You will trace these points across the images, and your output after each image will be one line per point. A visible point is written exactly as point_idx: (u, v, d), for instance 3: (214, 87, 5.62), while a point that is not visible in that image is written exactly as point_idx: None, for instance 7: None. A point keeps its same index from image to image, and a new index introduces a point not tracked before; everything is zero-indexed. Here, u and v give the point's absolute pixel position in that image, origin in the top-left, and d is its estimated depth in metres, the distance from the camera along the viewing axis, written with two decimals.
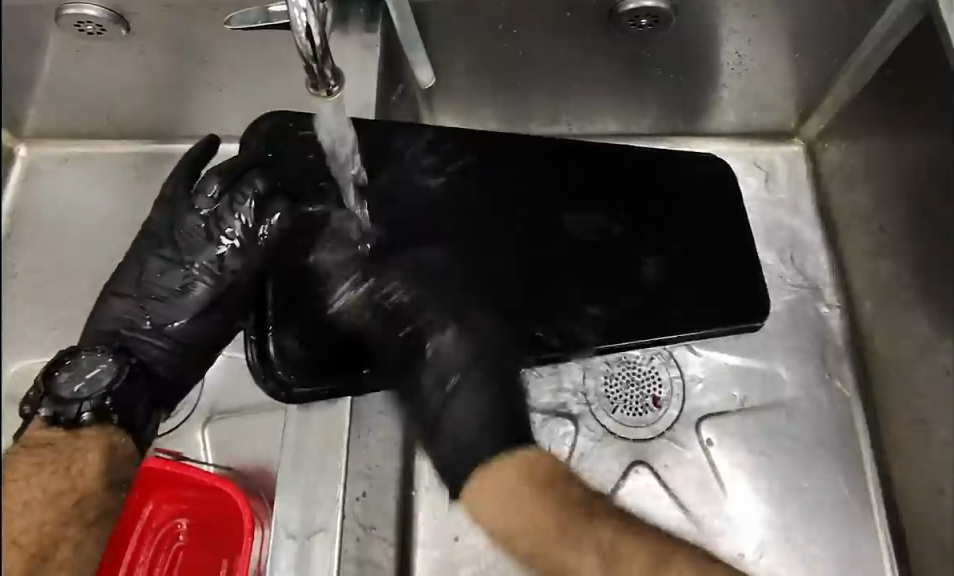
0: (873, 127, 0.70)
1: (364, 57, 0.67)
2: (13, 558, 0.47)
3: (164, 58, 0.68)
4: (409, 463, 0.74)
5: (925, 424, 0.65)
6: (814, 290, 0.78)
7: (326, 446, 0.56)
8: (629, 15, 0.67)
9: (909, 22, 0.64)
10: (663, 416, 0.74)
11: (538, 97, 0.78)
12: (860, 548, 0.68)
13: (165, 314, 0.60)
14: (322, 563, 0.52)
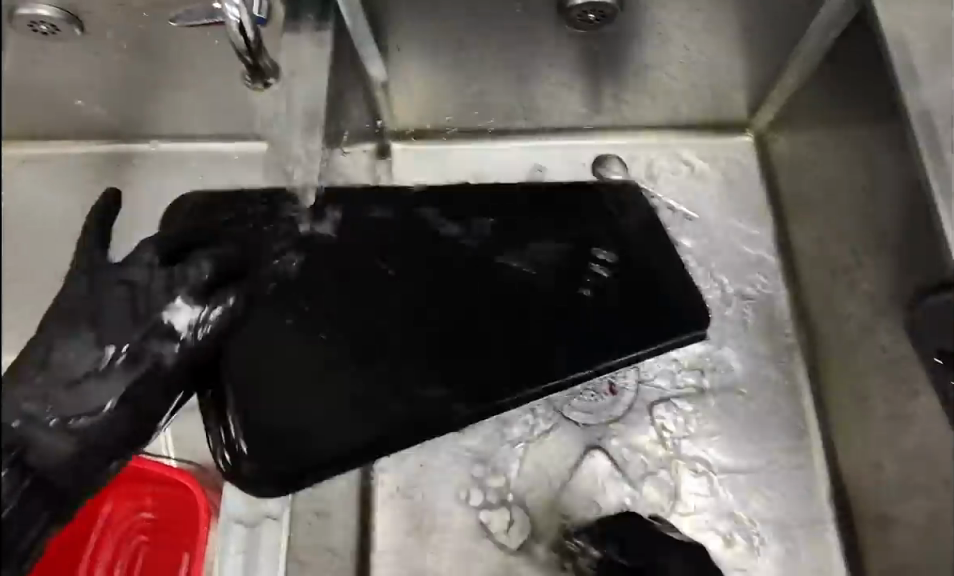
0: (816, 118, 0.75)
1: (317, 55, 0.64)
2: None
3: (120, 57, 0.70)
4: None
5: (866, 399, 0.66)
6: (762, 278, 0.82)
7: None
8: (575, 15, 0.71)
9: (846, 15, 0.69)
10: (618, 401, 0.77)
11: (500, 93, 0.82)
12: (804, 520, 0.72)
13: (71, 402, 0.37)
14: (268, 550, 0.50)
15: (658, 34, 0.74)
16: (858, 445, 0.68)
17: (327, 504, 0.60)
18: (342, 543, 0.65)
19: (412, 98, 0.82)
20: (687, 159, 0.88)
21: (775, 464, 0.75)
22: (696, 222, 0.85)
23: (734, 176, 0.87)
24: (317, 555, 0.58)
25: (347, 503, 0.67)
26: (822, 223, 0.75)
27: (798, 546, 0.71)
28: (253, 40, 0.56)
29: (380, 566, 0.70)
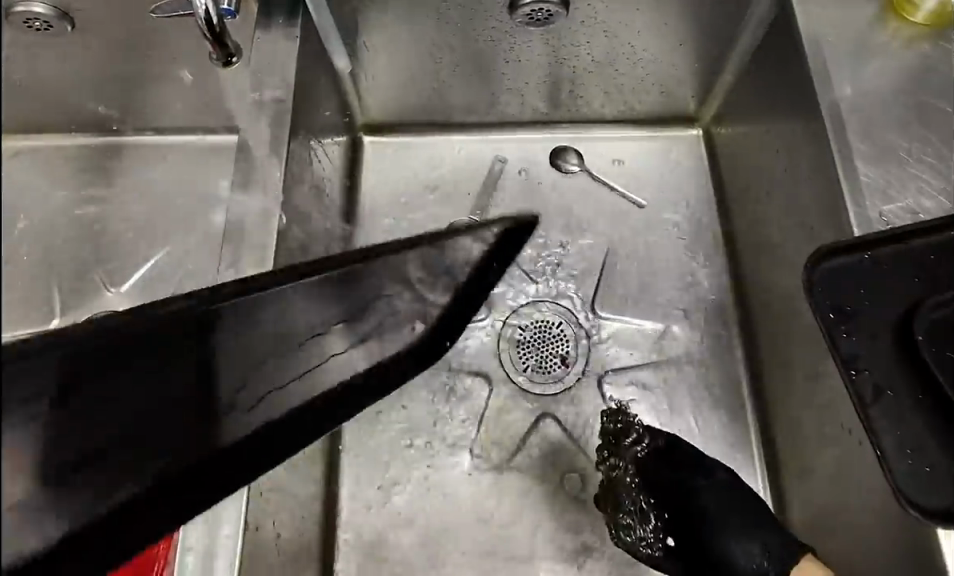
0: (751, 110, 0.81)
1: (286, 49, 0.70)
2: None
3: (109, 52, 0.76)
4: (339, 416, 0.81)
5: (789, 363, 0.73)
6: (706, 259, 0.89)
7: None
8: (523, 14, 0.77)
9: (773, 15, 0.75)
10: (570, 372, 0.84)
11: (462, 87, 0.88)
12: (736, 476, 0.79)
13: None
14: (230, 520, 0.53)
15: (606, 30, 0.80)
16: (784, 404, 0.74)
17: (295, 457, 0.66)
18: (311, 494, 0.72)
19: (380, 93, 0.88)
20: (638, 150, 0.95)
21: (710, 430, 0.81)
22: (645, 208, 0.92)
23: (682, 167, 0.94)
24: (290, 496, 0.66)
25: (314, 462, 0.73)
26: (755, 206, 0.81)
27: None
28: (217, 24, 0.61)
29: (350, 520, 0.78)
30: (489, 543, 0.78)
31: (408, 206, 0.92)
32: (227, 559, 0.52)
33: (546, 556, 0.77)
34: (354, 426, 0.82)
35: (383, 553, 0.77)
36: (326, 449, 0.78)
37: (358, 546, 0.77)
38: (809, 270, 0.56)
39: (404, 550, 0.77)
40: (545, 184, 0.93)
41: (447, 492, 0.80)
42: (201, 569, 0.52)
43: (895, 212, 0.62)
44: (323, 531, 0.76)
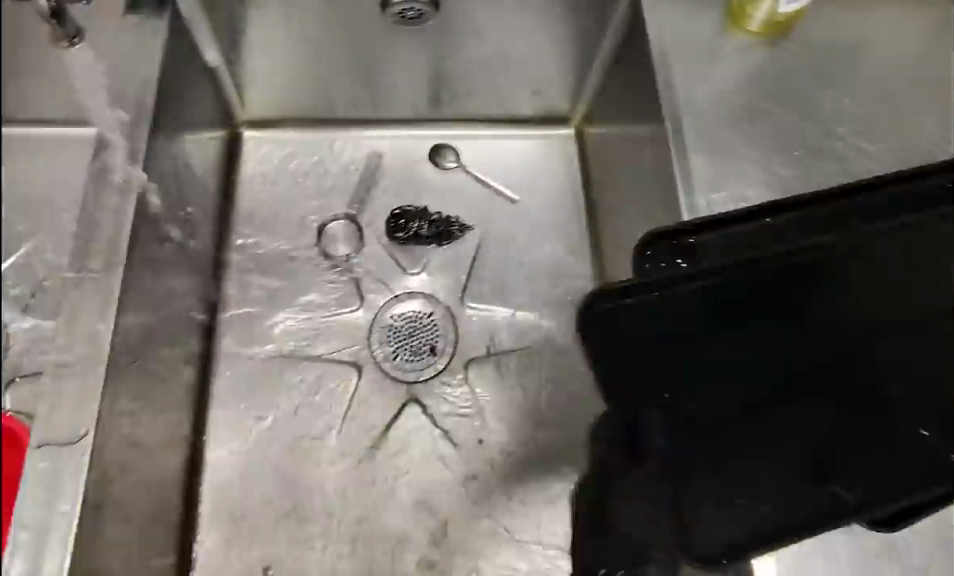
0: (616, 106, 0.86)
1: (138, 43, 0.71)
2: None
3: None
4: (201, 403, 0.85)
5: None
6: (572, 251, 0.96)
7: (50, 486, 0.56)
8: (396, 12, 0.80)
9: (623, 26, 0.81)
10: (438, 360, 0.89)
11: (343, 84, 0.91)
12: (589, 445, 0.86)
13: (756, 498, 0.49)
14: (54, 544, 0.54)
15: (468, 29, 0.84)
16: None
17: (141, 437, 0.68)
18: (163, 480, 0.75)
19: (258, 88, 0.90)
20: (515, 146, 0.99)
21: (570, 421, 0.86)
22: (519, 203, 0.97)
23: (553, 166, 0.99)
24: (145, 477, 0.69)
25: (165, 446, 0.75)
26: (620, 201, 0.87)
27: None
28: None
29: (208, 504, 0.81)
30: (349, 525, 0.82)
31: (285, 201, 0.95)
32: (60, 538, 0.54)
33: (420, 544, 0.82)
34: (220, 415, 0.85)
35: (244, 533, 0.81)
36: (185, 440, 0.81)
37: (218, 530, 0.81)
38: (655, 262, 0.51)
39: (268, 532, 0.81)
40: (422, 182, 0.97)
41: (311, 473, 0.84)
42: (29, 564, 0.53)
43: (720, 201, 0.67)
44: (182, 511, 0.80)
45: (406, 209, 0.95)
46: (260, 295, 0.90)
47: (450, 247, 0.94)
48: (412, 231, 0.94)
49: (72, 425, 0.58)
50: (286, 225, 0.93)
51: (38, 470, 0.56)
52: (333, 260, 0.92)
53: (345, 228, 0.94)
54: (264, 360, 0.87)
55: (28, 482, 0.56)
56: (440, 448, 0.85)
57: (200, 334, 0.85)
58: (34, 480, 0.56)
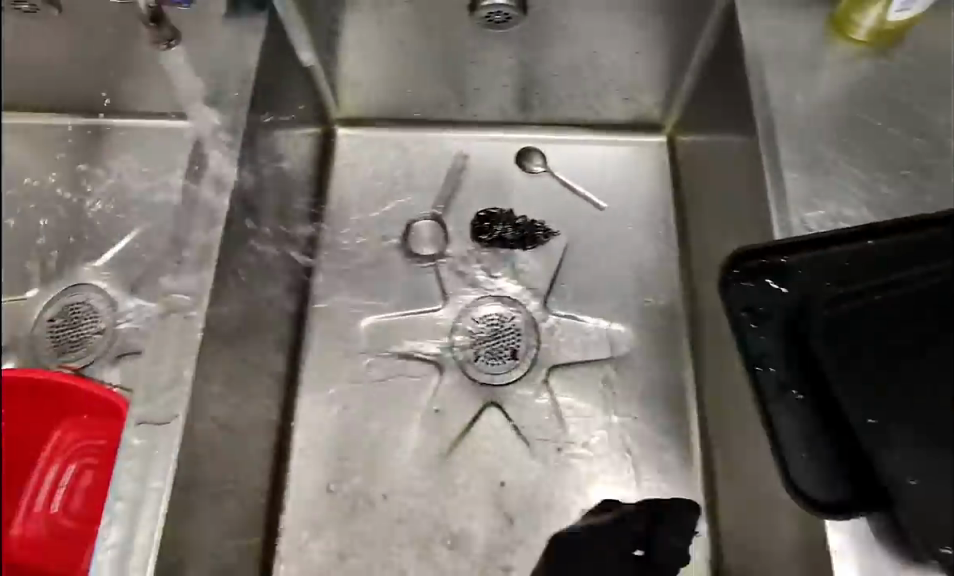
0: (709, 115, 0.84)
1: (237, 44, 0.74)
2: None
3: None
4: (289, 394, 0.86)
5: (732, 364, 0.76)
6: (660, 261, 0.94)
7: (145, 459, 0.57)
8: (483, 15, 0.78)
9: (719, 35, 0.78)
10: (520, 364, 0.88)
11: (435, 85, 0.91)
12: (673, 461, 0.84)
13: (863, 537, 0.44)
14: (148, 516, 0.55)
15: (562, 32, 0.82)
16: (725, 404, 0.78)
17: (235, 422, 0.70)
18: (251, 466, 0.76)
19: (351, 88, 0.92)
20: (604, 153, 0.99)
21: (648, 434, 0.85)
22: (607, 211, 0.96)
23: (644, 175, 0.98)
24: (235, 463, 0.71)
25: (258, 430, 0.77)
26: (711, 211, 0.85)
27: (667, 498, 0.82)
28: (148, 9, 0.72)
29: (291, 494, 0.82)
30: (427, 525, 0.81)
31: (375, 199, 0.96)
32: (153, 508, 0.55)
33: (500, 547, 0.81)
34: (308, 404, 0.86)
35: (325, 525, 0.81)
36: (275, 428, 0.83)
37: (300, 519, 0.81)
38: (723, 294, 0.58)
39: (349, 525, 0.81)
40: (509, 186, 0.97)
41: (391, 469, 0.84)
42: (126, 531, 0.55)
43: (817, 219, 0.64)
44: (267, 498, 0.81)
45: (492, 211, 0.95)
46: (348, 289, 0.92)
47: (535, 252, 0.93)
48: (498, 234, 0.94)
49: (164, 405, 0.59)
50: (375, 223, 0.95)
51: (134, 445, 0.57)
52: (420, 259, 0.93)
53: (432, 227, 0.95)
54: (348, 354, 0.88)
55: (124, 455, 0.57)
56: (519, 453, 0.84)
57: (291, 324, 0.87)
58: (130, 453, 0.57)
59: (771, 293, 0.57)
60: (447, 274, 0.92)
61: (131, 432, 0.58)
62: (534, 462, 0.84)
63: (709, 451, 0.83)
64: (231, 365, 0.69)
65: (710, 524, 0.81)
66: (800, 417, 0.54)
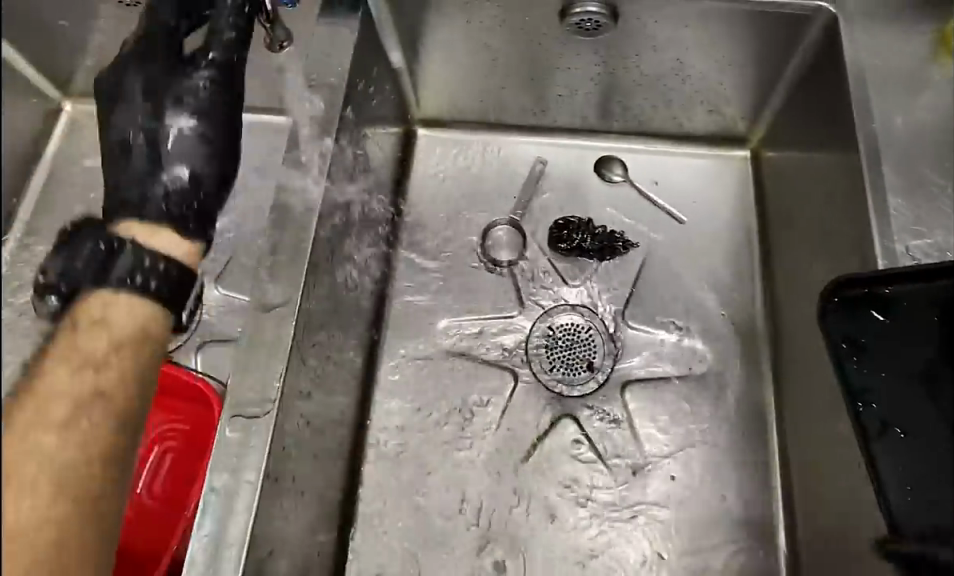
0: (799, 131, 0.81)
1: (328, 45, 0.73)
2: (86, 431, 0.48)
3: None
4: (365, 395, 0.87)
5: (825, 393, 0.75)
6: (740, 276, 0.92)
7: (239, 455, 0.57)
8: (573, 23, 0.77)
9: (813, 52, 0.75)
10: (595, 376, 0.87)
11: (517, 90, 0.90)
12: (752, 483, 0.83)
13: None
14: (241, 512, 0.56)
15: (651, 42, 0.80)
16: (814, 429, 0.77)
17: (319, 422, 0.70)
18: (331, 466, 0.77)
19: (430, 92, 0.92)
20: (685, 165, 0.97)
21: (726, 454, 0.84)
22: (687, 224, 0.94)
23: (725, 188, 0.96)
24: (318, 461, 0.72)
25: (337, 430, 0.78)
26: (799, 230, 0.83)
27: (746, 521, 0.81)
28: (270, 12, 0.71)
29: (365, 495, 0.83)
30: (498, 534, 0.81)
31: (452, 203, 0.96)
32: (246, 503, 0.56)
33: (572, 562, 0.80)
34: (384, 405, 0.87)
35: (397, 527, 0.82)
36: (351, 427, 0.83)
37: (373, 519, 0.82)
38: (823, 324, 0.58)
39: (421, 528, 0.81)
40: (586, 193, 0.96)
41: (463, 475, 0.84)
42: (217, 525, 0.55)
43: (922, 247, 0.62)
44: (343, 496, 0.82)
45: (570, 219, 0.93)
46: (424, 292, 0.92)
47: (612, 263, 0.92)
48: (576, 243, 0.92)
49: (257, 405, 0.59)
50: (452, 227, 0.95)
51: (228, 441, 0.58)
52: (495, 265, 0.93)
53: (509, 233, 0.94)
54: (421, 358, 0.89)
55: (217, 450, 0.57)
56: (592, 466, 0.83)
57: (369, 325, 0.88)
58: (223, 450, 0.58)
59: (871, 322, 0.56)
60: (523, 281, 0.92)
61: (226, 428, 0.58)
62: (608, 476, 0.83)
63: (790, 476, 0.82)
64: (316, 365, 0.69)
65: (789, 553, 0.79)
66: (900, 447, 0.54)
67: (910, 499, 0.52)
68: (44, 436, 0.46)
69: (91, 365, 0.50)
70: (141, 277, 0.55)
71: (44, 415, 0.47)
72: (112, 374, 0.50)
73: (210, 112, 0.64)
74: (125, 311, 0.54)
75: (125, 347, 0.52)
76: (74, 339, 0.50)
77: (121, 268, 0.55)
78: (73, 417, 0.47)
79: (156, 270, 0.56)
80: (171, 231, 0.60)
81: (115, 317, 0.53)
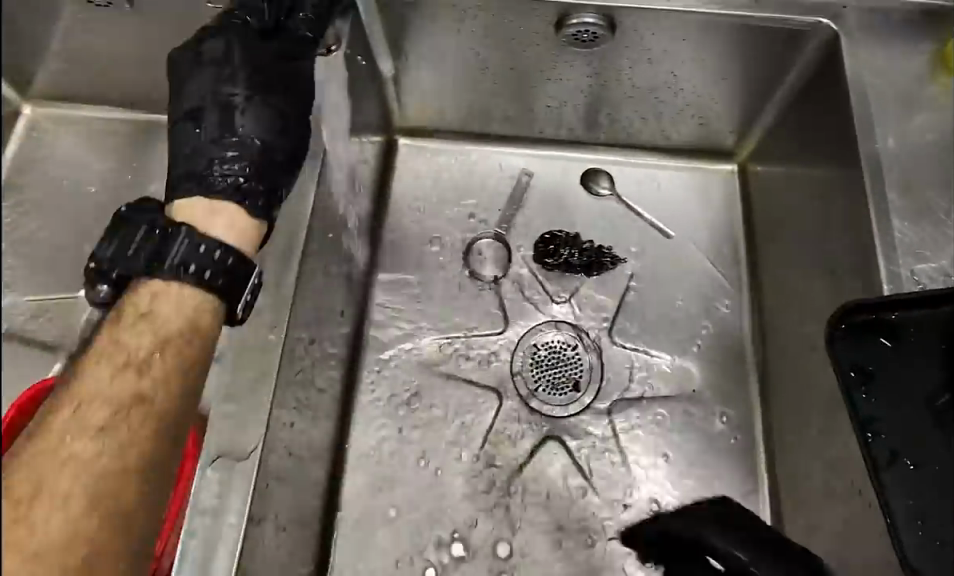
0: (792, 148, 0.80)
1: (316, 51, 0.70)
2: (124, 441, 0.45)
3: (161, 46, 0.76)
4: (345, 414, 0.84)
5: (810, 414, 0.74)
6: (728, 293, 0.91)
7: (220, 491, 0.54)
8: (569, 33, 0.75)
9: (809, 69, 0.74)
10: (580, 397, 0.85)
11: (504, 99, 0.88)
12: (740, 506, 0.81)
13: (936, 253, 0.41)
14: (223, 554, 0.53)
15: (645, 54, 0.78)
16: (802, 453, 0.76)
17: (302, 450, 0.67)
18: (311, 491, 0.74)
19: (415, 100, 0.89)
20: (672, 179, 0.95)
21: (713, 476, 0.83)
22: (674, 238, 0.93)
23: (713, 203, 0.95)
24: (299, 488, 0.69)
25: (317, 453, 0.75)
26: (789, 249, 0.81)
27: None
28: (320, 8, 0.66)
29: (344, 519, 0.80)
30: (483, 560, 0.79)
31: (434, 214, 0.93)
32: (228, 545, 0.53)
33: None
34: (364, 425, 0.84)
35: (378, 553, 0.79)
36: (330, 449, 0.80)
37: (353, 545, 0.79)
38: (829, 338, 0.55)
39: (403, 554, 0.79)
40: (572, 207, 0.94)
41: (446, 498, 0.81)
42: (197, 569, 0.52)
43: (927, 272, 0.61)
44: (321, 522, 0.79)
45: (556, 233, 0.91)
46: (406, 307, 0.89)
47: (599, 279, 0.90)
48: (564, 258, 0.90)
49: (238, 437, 0.56)
50: (435, 240, 0.92)
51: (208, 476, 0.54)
52: (479, 279, 0.90)
53: (494, 247, 0.92)
54: (404, 375, 0.86)
55: (196, 487, 0.54)
56: (579, 488, 0.82)
57: (350, 341, 0.85)
58: (202, 486, 0.54)
59: (879, 348, 0.55)
60: (508, 297, 0.89)
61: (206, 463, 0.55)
62: (595, 499, 0.81)
63: (778, 498, 0.81)
64: (299, 388, 0.66)
65: None
66: (909, 475, 0.52)
67: (920, 531, 0.50)
68: (81, 441, 0.44)
69: (133, 364, 0.47)
70: (193, 267, 0.51)
71: (82, 423, 0.44)
72: (157, 376, 0.47)
73: (266, 119, 0.59)
74: (171, 305, 0.50)
75: (174, 340, 0.49)
76: (119, 333, 0.48)
77: (175, 254, 0.51)
78: (111, 422, 0.45)
79: (213, 260, 0.51)
80: (235, 213, 0.56)
81: (162, 309, 0.49)
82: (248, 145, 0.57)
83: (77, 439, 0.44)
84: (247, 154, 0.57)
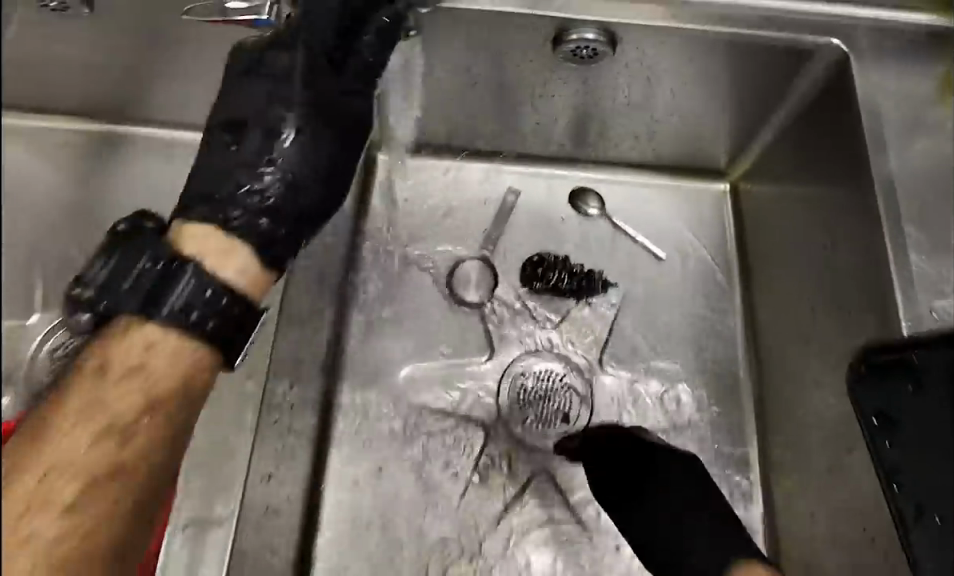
0: (793, 171, 0.77)
1: None
2: (82, 518, 0.45)
3: (126, 54, 0.70)
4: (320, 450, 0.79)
5: (812, 452, 0.71)
6: (722, 318, 0.87)
7: None
8: (568, 50, 0.71)
9: (814, 90, 0.71)
10: (570, 431, 0.81)
11: (492, 115, 0.84)
12: None
13: None
14: None
15: (643, 72, 0.74)
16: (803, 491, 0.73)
17: None
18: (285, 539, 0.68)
19: (396, 116, 0.84)
20: (663, 198, 0.92)
21: None
22: (666, 261, 0.89)
23: (704, 224, 0.91)
24: None
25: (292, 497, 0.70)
26: (788, 275, 0.78)
27: None
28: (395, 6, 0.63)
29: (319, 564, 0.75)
30: None
31: (415, 235, 0.88)
32: None
33: None
34: (341, 461, 0.79)
35: None
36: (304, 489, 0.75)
37: None
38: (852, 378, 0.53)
39: None
40: (560, 227, 0.90)
41: (429, 540, 0.76)
42: None
43: (948, 308, 0.58)
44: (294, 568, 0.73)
45: (546, 256, 0.88)
46: (386, 333, 0.84)
47: (590, 305, 0.86)
48: (551, 282, 0.87)
49: None
50: (415, 262, 0.87)
51: None
52: (463, 304, 0.86)
53: (479, 270, 0.87)
54: (383, 407, 0.81)
55: None
56: (569, 528, 0.77)
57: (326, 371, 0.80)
58: None
59: (903, 392, 0.52)
60: (493, 324, 0.85)
61: None
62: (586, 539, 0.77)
63: (775, 536, 0.78)
64: None
65: None
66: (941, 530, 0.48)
67: None
68: (43, 519, 0.43)
69: (112, 432, 0.46)
70: (197, 313, 0.49)
71: (46, 495, 0.44)
72: (136, 444, 0.47)
73: (306, 154, 0.58)
74: (167, 353, 0.48)
75: (157, 406, 0.48)
76: (99, 394, 0.46)
77: (177, 295, 0.49)
78: (76, 497, 0.45)
79: (216, 308, 0.50)
80: (249, 252, 0.53)
81: (155, 365, 0.47)
82: (278, 180, 0.56)
83: (41, 516, 0.43)
84: (275, 190, 0.56)
